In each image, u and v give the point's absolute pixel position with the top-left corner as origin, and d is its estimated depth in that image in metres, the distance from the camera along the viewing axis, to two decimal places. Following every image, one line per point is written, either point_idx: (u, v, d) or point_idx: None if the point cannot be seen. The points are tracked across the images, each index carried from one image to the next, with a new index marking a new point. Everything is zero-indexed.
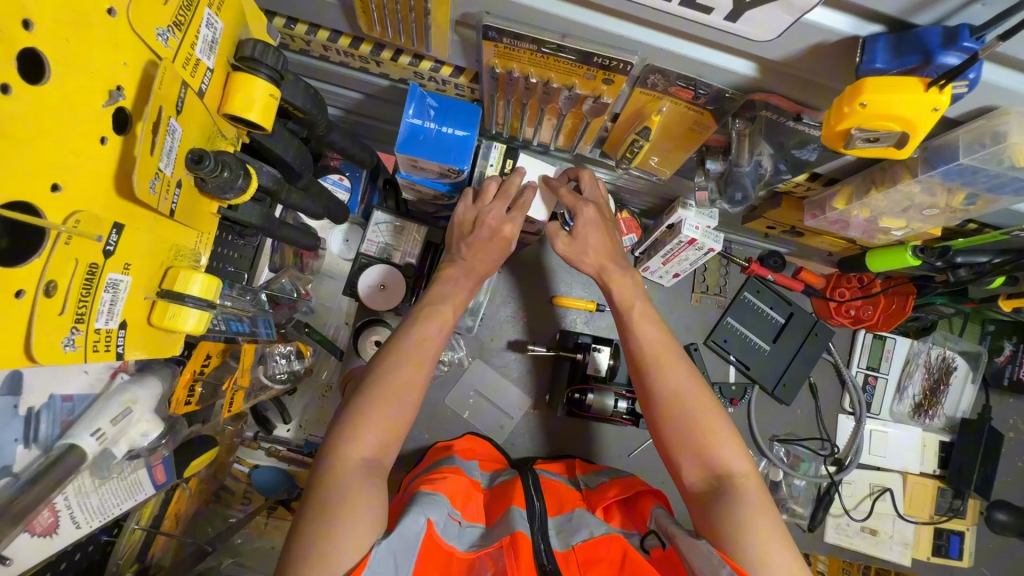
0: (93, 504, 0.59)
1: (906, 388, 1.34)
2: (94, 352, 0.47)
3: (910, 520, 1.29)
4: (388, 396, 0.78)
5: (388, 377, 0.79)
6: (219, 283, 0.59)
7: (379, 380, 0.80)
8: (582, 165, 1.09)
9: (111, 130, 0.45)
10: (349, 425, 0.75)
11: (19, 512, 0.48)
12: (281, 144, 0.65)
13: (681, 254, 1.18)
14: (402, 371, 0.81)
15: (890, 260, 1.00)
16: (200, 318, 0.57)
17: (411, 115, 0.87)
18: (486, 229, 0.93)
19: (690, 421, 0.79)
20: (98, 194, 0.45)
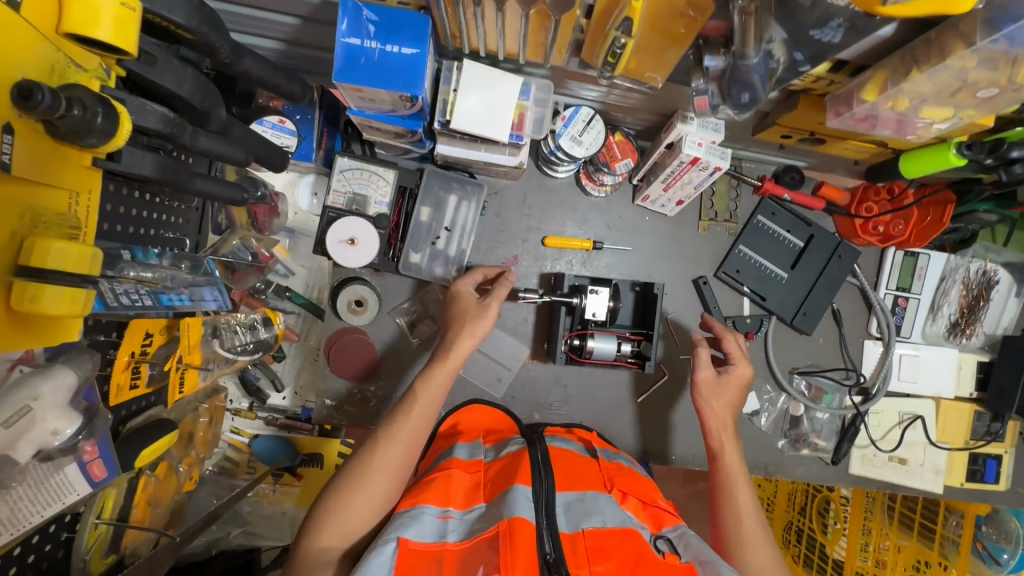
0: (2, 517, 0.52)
1: (941, 307, 1.22)
2: None
3: (943, 446, 1.21)
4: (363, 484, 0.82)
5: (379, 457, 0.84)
6: (93, 256, 0.49)
7: (363, 466, 0.84)
8: (563, 80, 0.94)
9: None
10: (339, 497, 0.82)
11: None
12: (166, 74, 0.52)
13: (684, 177, 1.05)
14: (390, 458, 0.85)
15: (925, 162, 0.86)
16: (72, 296, 0.47)
17: (347, 34, 0.73)
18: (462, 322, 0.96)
19: (769, 568, 0.83)
20: None
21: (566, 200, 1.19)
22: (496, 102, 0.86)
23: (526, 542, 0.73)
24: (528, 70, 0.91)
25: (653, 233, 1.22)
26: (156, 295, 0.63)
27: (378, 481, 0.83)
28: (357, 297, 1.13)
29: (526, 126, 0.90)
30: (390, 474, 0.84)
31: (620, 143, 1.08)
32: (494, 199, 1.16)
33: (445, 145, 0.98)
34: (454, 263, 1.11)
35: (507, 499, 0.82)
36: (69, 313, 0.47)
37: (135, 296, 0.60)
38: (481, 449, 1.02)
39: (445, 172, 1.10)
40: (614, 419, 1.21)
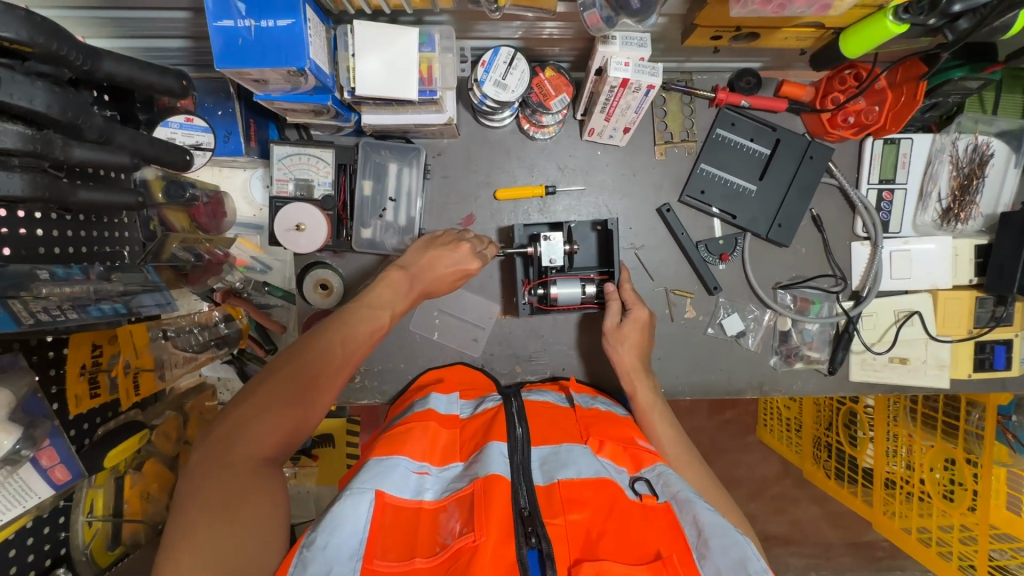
0: None
1: (929, 194, 1.13)
2: None
3: (945, 339, 1.14)
4: (308, 391, 0.75)
5: (316, 367, 0.77)
6: None
7: (308, 374, 0.76)
8: (468, 21, 0.89)
9: None
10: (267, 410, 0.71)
11: None
12: (18, 93, 0.52)
13: (621, 102, 0.99)
14: (329, 367, 0.79)
15: (866, 37, 0.77)
16: None
17: (219, 17, 0.72)
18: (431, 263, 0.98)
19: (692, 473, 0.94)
20: None
21: (512, 149, 1.16)
22: (394, 60, 0.83)
23: (500, 500, 0.73)
24: (428, 18, 0.87)
25: (608, 167, 1.17)
26: (81, 308, 0.68)
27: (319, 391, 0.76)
28: (322, 280, 1.14)
29: (436, 80, 0.88)
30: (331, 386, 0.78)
31: (551, 78, 1.03)
32: (436, 160, 1.15)
33: (369, 115, 0.97)
34: (405, 232, 1.11)
35: (482, 457, 0.82)
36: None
37: (54, 311, 0.64)
38: (457, 403, 1.02)
39: (381, 141, 1.09)
40: (596, 361, 1.21)
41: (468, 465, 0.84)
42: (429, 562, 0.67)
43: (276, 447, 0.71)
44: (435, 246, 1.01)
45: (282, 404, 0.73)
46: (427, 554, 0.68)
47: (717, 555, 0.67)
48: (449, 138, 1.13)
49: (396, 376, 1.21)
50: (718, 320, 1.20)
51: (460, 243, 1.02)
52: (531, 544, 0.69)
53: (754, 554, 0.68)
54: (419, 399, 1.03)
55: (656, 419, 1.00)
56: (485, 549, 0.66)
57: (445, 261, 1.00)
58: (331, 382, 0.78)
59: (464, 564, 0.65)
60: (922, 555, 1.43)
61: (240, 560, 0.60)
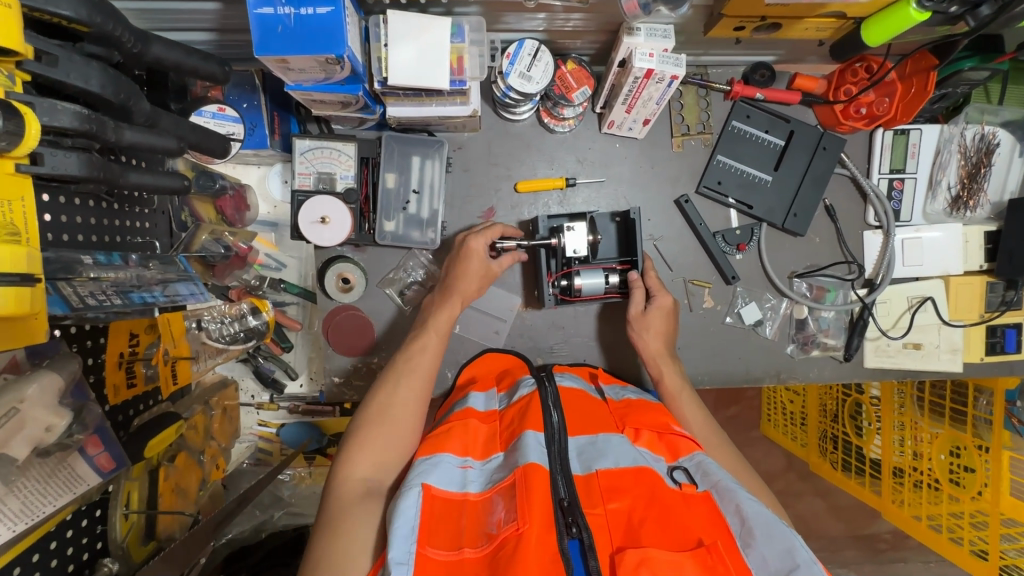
0: (16, 507, 0.57)
1: (939, 182, 1.16)
2: None
3: (957, 325, 1.17)
4: (388, 419, 0.88)
5: (390, 399, 0.91)
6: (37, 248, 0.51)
7: (382, 412, 0.89)
8: (497, 12, 0.90)
9: None
10: (358, 442, 0.85)
11: None
12: (76, 74, 0.52)
13: (644, 93, 1.01)
14: (401, 396, 0.91)
15: (889, 25, 0.80)
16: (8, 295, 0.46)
17: (258, 4, 0.72)
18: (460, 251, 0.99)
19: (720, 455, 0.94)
20: None
21: (532, 142, 1.17)
22: (426, 49, 0.84)
23: (541, 489, 0.73)
24: (458, 10, 0.89)
25: (626, 159, 1.19)
26: (124, 294, 0.66)
27: (397, 418, 0.88)
28: (343, 274, 1.14)
29: (466, 70, 0.89)
30: (409, 412, 0.90)
31: (573, 71, 1.05)
32: (457, 154, 1.15)
33: (395, 107, 0.97)
34: (428, 225, 1.11)
35: (520, 445, 0.82)
36: (18, 313, 0.47)
37: (100, 296, 0.61)
38: (495, 399, 1.03)
39: (403, 135, 1.09)
40: (616, 352, 1.21)
41: (508, 454, 0.84)
42: (478, 553, 0.68)
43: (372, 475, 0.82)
44: (455, 256, 1.05)
45: (370, 436, 0.86)
46: (474, 544, 0.69)
47: (762, 544, 0.67)
48: (469, 132, 1.14)
49: None
50: (736, 309, 1.22)
51: (469, 242, 1.05)
52: (571, 534, 0.70)
53: (802, 545, 0.67)
54: (459, 398, 1.05)
55: (684, 403, 1.01)
56: (529, 535, 0.66)
57: (476, 261, 1.03)
58: (406, 411, 0.90)
59: (510, 551, 0.65)
60: (934, 542, 1.45)
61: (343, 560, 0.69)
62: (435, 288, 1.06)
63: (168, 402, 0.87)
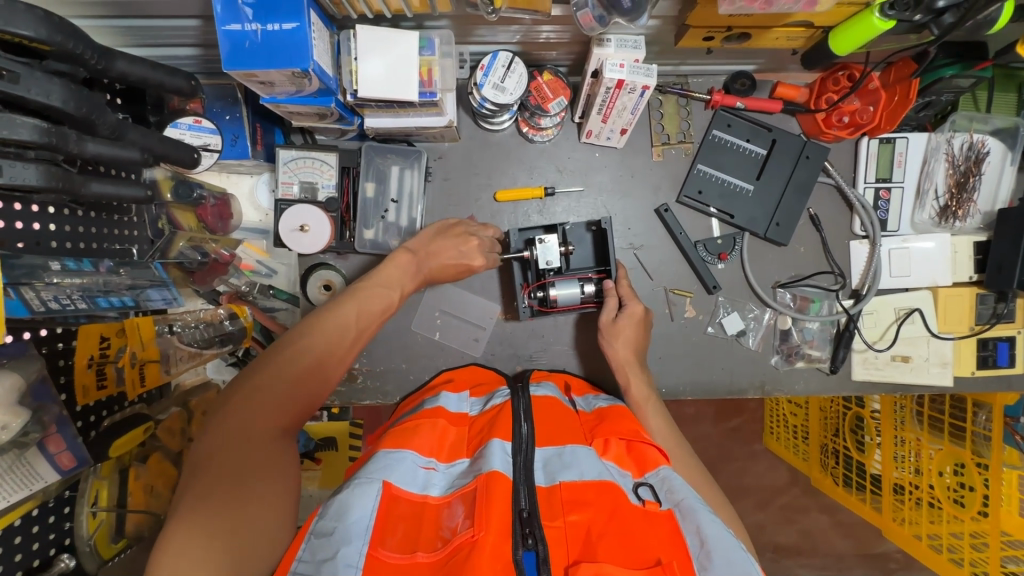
0: None
1: (926, 192, 1.13)
2: None
3: (947, 337, 1.14)
4: (321, 360, 0.80)
5: (329, 340, 0.81)
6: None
7: (320, 355, 0.80)
8: (469, 26, 0.92)
9: None
10: (280, 378, 0.75)
11: None
12: (35, 90, 0.55)
13: (619, 102, 1.01)
14: (340, 342, 0.83)
15: (854, 33, 0.79)
16: None
17: (227, 21, 0.74)
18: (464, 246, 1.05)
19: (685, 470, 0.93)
20: None
21: (513, 152, 1.18)
22: (394, 61, 0.86)
23: (502, 500, 0.73)
24: (429, 24, 0.91)
25: (606, 169, 1.19)
26: (92, 299, 0.70)
27: (335, 368, 0.82)
28: (325, 280, 1.14)
29: (436, 81, 0.90)
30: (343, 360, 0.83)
31: (549, 82, 1.06)
32: (437, 162, 1.17)
33: (373, 118, 1.00)
34: (409, 233, 1.13)
35: (486, 453, 0.83)
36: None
37: (64, 300, 0.65)
38: (467, 402, 1.04)
39: (383, 145, 1.11)
40: (596, 361, 1.21)
41: (473, 461, 0.85)
42: (431, 557, 0.68)
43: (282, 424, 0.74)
44: (445, 236, 1.05)
45: (297, 375, 0.77)
46: (430, 548, 0.69)
47: (719, 568, 0.67)
48: (449, 141, 1.16)
49: (397, 376, 1.21)
50: (718, 319, 1.20)
51: (468, 238, 1.06)
52: (527, 545, 0.69)
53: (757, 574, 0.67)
54: (430, 397, 1.05)
55: (649, 412, 1.00)
56: (484, 544, 0.66)
57: (449, 252, 1.04)
58: (341, 360, 0.83)
59: (462, 559, 0.65)
60: (932, 561, 1.40)
61: (247, 529, 0.63)
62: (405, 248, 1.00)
63: (142, 402, 0.90)
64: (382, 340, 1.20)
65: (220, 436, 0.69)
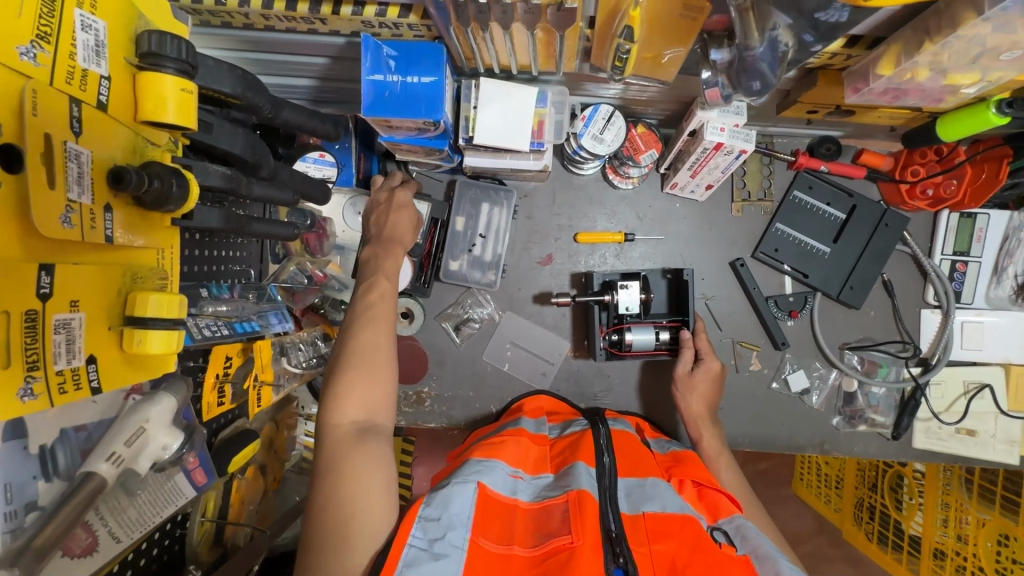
0: (131, 518, 0.61)
1: (1005, 269, 1.15)
2: (60, 395, 0.45)
3: (1016, 416, 1.15)
4: (359, 354, 0.83)
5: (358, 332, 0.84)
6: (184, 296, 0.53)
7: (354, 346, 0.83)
8: (580, 82, 0.96)
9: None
10: (332, 391, 0.80)
11: (42, 547, 0.50)
12: (224, 139, 0.60)
13: (711, 162, 1.04)
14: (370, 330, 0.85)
15: (962, 125, 0.81)
16: (170, 338, 0.52)
17: (371, 71, 0.79)
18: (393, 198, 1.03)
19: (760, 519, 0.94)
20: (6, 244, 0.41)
21: (595, 196, 1.21)
22: (510, 112, 0.90)
23: (593, 516, 0.75)
24: (543, 77, 0.94)
25: (685, 219, 1.22)
26: (232, 325, 0.74)
27: (371, 339, 0.84)
28: (405, 309, 1.21)
29: (545, 133, 0.95)
30: (381, 337, 0.85)
31: (642, 134, 1.09)
32: (523, 199, 1.21)
33: (473, 158, 1.03)
34: (493, 268, 1.19)
35: (572, 472, 0.87)
36: (166, 352, 0.52)
37: (214, 327, 0.70)
38: (546, 426, 1.07)
39: (475, 182, 1.17)
40: (659, 405, 1.23)
41: (559, 478, 0.88)
42: (528, 553, 0.71)
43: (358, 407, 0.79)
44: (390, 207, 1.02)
45: (350, 373, 0.81)
46: (524, 544, 0.73)
47: None
48: (536, 182, 1.20)
49: (463, 402, 1.24)
50: (784, 375, 1.22)
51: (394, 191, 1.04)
52: (617, 564, 0.72)
53: None
54: (510, 421, 1.09)
55: (723, 465, 1.01)
56: (582, 550, 0.69)
57: (407, 212, 1.02)
58: (379, 342, 0.84)
59: (562, 560, 0.68)
60: None
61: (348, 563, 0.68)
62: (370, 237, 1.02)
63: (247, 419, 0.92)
64: (454, 365, 1.24)
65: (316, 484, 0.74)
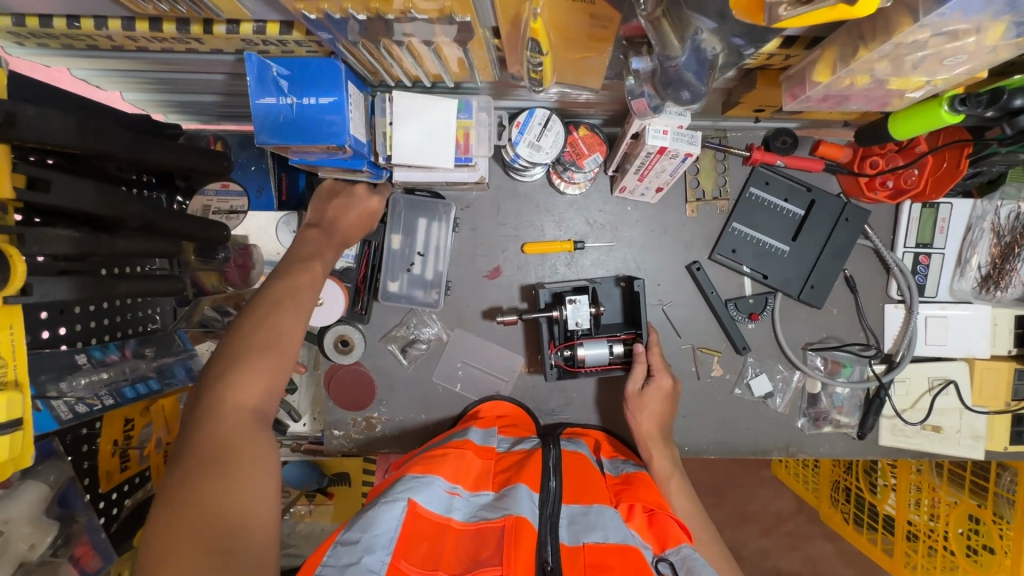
0: None
1: (968, 261, 1.11)
2: None
3: (981, 410, 1.12)
4: (270, 336, 0.70)
5: (267, 314, 0.73)
6: (20, 398, 0.50)
7: (264, 327, 0.71)
8: (508, 88, 0.88)
9: None
10: (227, 369, 0.66)
11: None
12: (69, 196, 0.52)
13: (656, 166, 0.97)
14: (283, 315, 0.74)
15: (915, 123, 0.75)
16: (7, 443, 0.49)
17: (261, 94, 0.71)
18: (354, 197, 0.96)
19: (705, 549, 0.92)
20: None
21: (542, 203, 1.14)
22: (428, 125, 0.82)
23: (528, 548, 0.70)
24: (466, 85, 0.86)
25: (638, 223, 1.15)
26: (118, 391, 0.68)
27: (282, 324, 0.73)
28: (343, 336, 1.13)
29: (472, 146, 0.87)
30: (291, 324, 0.74)
31: (584, 137, 1.01)
32: (465, 210, 1.13)
33: (401, 173, 0.94)
34: (435, 286, 1.12)
35: (512, 495, 0.81)
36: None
37: (94, 399, 0.64)
38: (494, 437, 1.02)
39: (411, 196, 1.09)
40: (619, 417, 1.18)
41: (499, 496, 0.82)
42: None
43: (259, 398, 0.66)
44: (338, 197, 0.96)
45: (253, 353, 0.68)
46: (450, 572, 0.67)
47: None
48: (477, 191, 1.12)
49: (414, 425, 1.19)
50: (746, 380, 1.18)
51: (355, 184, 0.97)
52: None
53: None
54: (458, 431, 1.03)
55: (674, 487, 0.98)
56: None
57: (353, 212, 0.96)
58: (291, 328, 0.73)
59: None
60: None
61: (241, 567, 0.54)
62: (315, 225, 0.92)
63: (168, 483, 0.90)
64: (404, 389, 1.18)
65: (186, 471, 0.59)
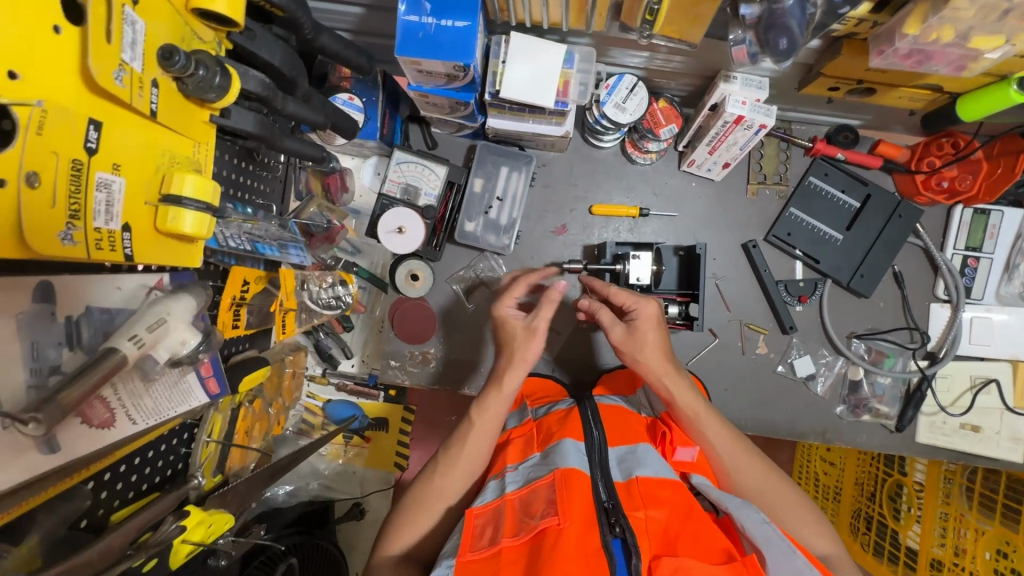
0: (147, 405, 0.61)
1: (1016, 266, 1.16)
2: (96, 250, 0.48)
3: (1022, 413, 1.15)
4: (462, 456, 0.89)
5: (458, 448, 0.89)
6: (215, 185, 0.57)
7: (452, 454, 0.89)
8: (606, 46, 0.98)
9: (67, 20, 0.43)
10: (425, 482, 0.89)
11: (70, 402, 0.50)
12: (266, 47, 0.62)
13: (729, 137, 1.05)
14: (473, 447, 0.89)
15: (984, 102, 0.83)
16: (200, 220, 0.56)
17: (407, 12, 0.82)
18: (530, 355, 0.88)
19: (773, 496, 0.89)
20: (67, 90, 0.44)
21: (612, 170, 1.23)
22: (536, 66, 0.92)
23: (580, 492, 0.75)
24: (572, 39, 0.97)
25: (700, 198, 1.23)
26: (253, 243, 0.76)
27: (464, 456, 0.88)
28: (413, 270, 1.22)
29: (570, 93, 0.96)
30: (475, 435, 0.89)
31: (663, 109, 1.11)
32: (541, 168, 1.22)
33: (495, 119, 1.06)
34: (506, 231, 1.20)
35: (559, 450, 0.84)
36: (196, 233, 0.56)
37: (236, 239, 0.72)
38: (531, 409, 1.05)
39: (497, 146, 1.19)
40: None
41: (545, 456, 0.86)
42: (516, 541, 0.71)
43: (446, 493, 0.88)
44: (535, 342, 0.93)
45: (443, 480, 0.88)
46: (513, 532, 0.73)
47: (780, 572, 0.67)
48: (555, 151, 1.21)
49: (466, 365, 1.24)
50: (790, 359, 1.22)
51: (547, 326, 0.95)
52: (614, 534, 0.70)
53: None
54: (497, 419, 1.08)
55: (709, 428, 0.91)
56: (569, 532, 0.69)
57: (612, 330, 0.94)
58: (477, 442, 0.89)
59: (550, 542, 0.68)
60: None
61: None
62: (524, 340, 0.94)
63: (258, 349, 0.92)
64: (462, 329, 1.25)
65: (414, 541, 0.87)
